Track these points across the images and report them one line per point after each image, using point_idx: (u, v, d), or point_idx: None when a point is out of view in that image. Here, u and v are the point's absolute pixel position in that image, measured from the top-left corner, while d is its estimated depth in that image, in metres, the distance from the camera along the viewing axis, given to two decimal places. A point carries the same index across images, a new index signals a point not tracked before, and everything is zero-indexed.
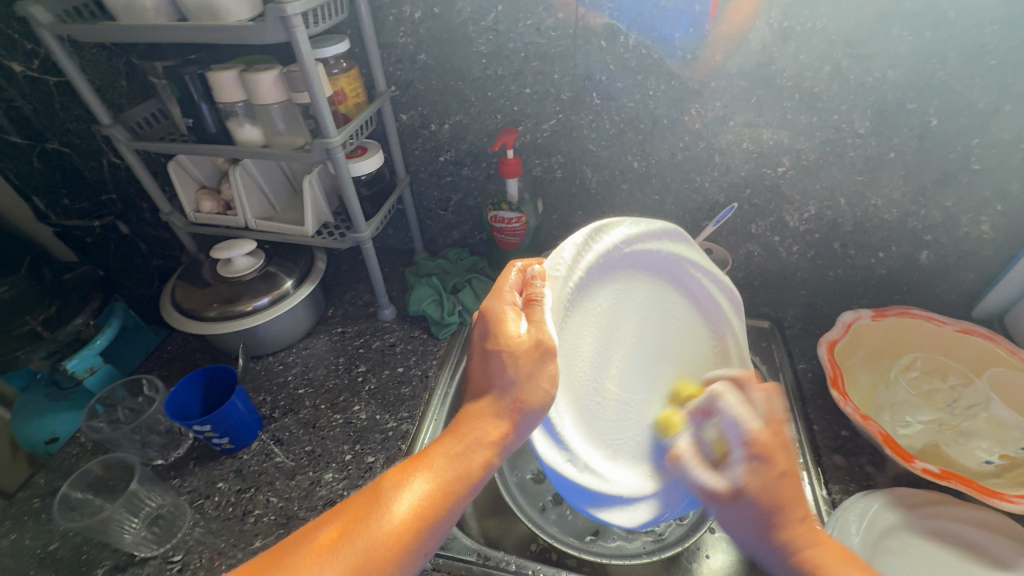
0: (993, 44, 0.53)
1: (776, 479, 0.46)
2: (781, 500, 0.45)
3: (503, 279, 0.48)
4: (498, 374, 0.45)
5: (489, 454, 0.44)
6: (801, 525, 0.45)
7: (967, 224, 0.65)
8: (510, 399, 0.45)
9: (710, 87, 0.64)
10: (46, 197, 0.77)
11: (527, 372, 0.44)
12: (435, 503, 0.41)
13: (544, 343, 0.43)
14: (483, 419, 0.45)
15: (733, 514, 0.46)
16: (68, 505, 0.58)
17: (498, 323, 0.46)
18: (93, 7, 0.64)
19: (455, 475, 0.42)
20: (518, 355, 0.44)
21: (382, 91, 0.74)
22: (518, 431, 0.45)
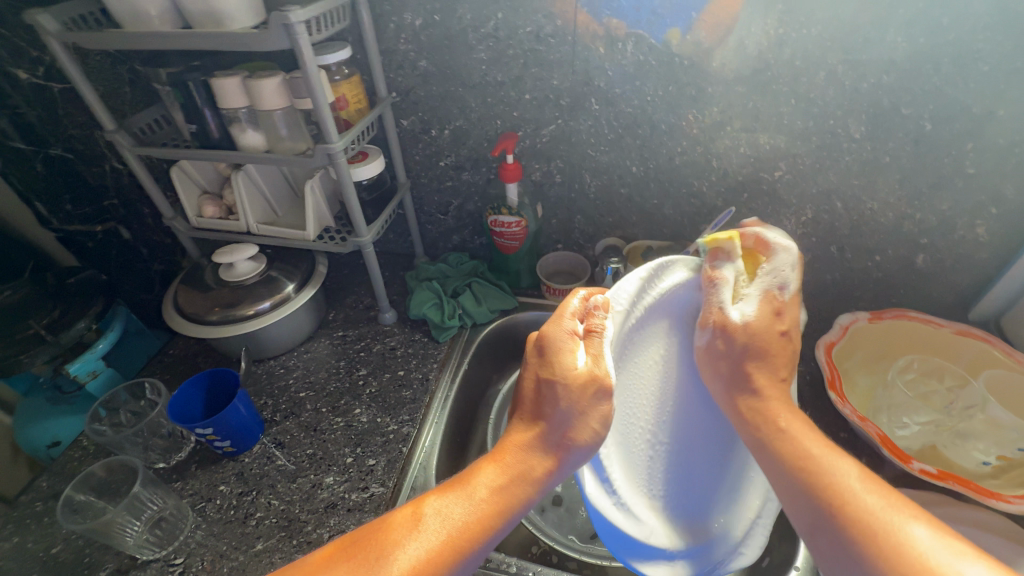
0: (986, 50, 0.53)
1: (779, 334, 0.50)
2: (768, 351, 0.50)
3: (565, 305, 0.51)
4: (550, 406, 0.46)
5: (531, 488, 0.43)
6: (779, 383, 0.49)
7: (963, 228, 0.66)
8: (559, 435, 0.45)
9: (708, 92, 0.64)
10: (48, 202, 0.77)
11: (581, 408, 0.45)
12: (472, 535, 0.39)
13: (601, 381, 0.46)
14: (528, 452, 0.45)
15: (724, 349, 0.50)
16: (71, 508, 0.59)
17: (556, 353, 0.48)
18: (98, 15, 0.65)
19: (496, 509, 0.41)
20: (575, 389, 0.46)
21: (383, 97, 0.75)
22: (562, 469, 0.45)
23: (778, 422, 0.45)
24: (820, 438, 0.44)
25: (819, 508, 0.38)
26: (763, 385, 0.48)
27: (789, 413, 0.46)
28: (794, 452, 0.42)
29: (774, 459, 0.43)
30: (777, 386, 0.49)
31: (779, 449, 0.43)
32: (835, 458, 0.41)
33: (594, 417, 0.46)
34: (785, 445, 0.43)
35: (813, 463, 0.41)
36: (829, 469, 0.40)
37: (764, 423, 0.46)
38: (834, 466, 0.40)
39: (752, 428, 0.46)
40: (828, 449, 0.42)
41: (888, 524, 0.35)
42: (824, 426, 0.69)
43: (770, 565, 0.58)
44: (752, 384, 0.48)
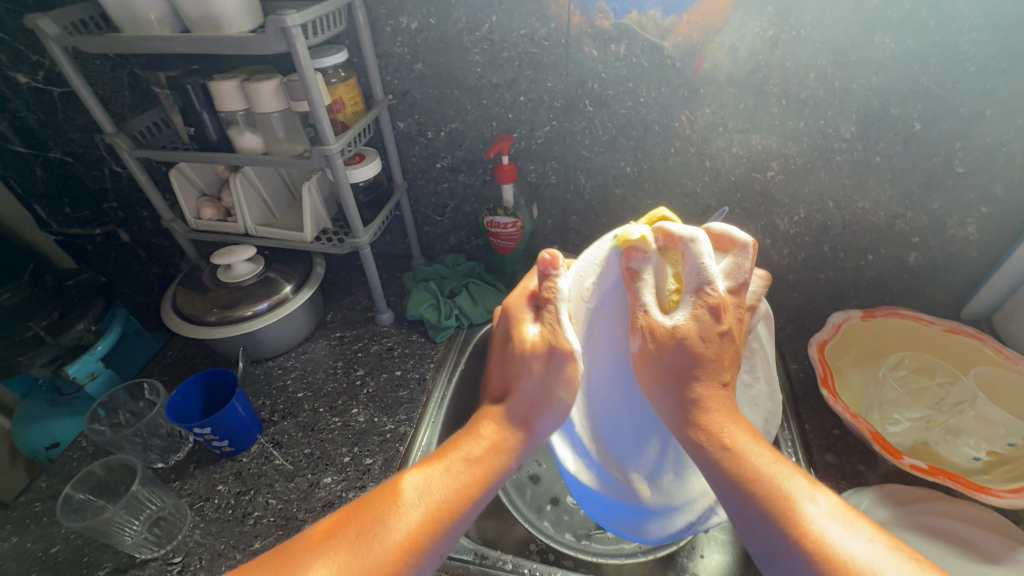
0: (973, 50, 0.54)
1: (720, 332, 0.44)
2: (714, 356, 0.44)
3: (524, 284, 0.53)
4: (515, 378, 0.48)
5: (508, 457, 0.45)
6: (721, 389, 0.44)
7: (954, 226, 0.66)
8: (527, 402, 0.47)
9: (700, 92, 0.65)
10: (48, 205, 0.78)
11: (541, 374, 0.47)
12: (453, 506, 0.40)
13: (556, 348, 0.47)
14: (501, 425, 0.46)
15: (666, 360, 0.45)
16: (71, 507, 0.60)
17: (516, 324, 0.50)
18: (98, 19, 0.66)
19: (475, 480, 0.42)
20: (531, 356, 0.48)
21: (380, 100, 0.76)
22: (533, 437, 0.47)
23: (722, 437, 0.41)
24: (766, 450, 0.41)
25: (774, 536, 0.36)
26: (700, 396, 0.43)
27: (739, 428, 0.42)
28: (743, 471, 0.39)
29: (719, 474, 0.40)
30: (716, 390, 0.44)
31: (731, 470, 0.39)
32: (788, 475, 0.38)
33: (556, 382, 0.47)
34: (733, 461, 0.40)
35: (763, 481, 0.38)
36: (780, 488, 0.38)
37: (707, 438, 0.41)
38: (786, 484, 0.38)
39: (699, 442, 0.42)
40: (779, 462, 0.40)
41: (843, 552, 0.33)
42: (818, 423, 0.69)
43: None
44: (688, 391, 0.44)
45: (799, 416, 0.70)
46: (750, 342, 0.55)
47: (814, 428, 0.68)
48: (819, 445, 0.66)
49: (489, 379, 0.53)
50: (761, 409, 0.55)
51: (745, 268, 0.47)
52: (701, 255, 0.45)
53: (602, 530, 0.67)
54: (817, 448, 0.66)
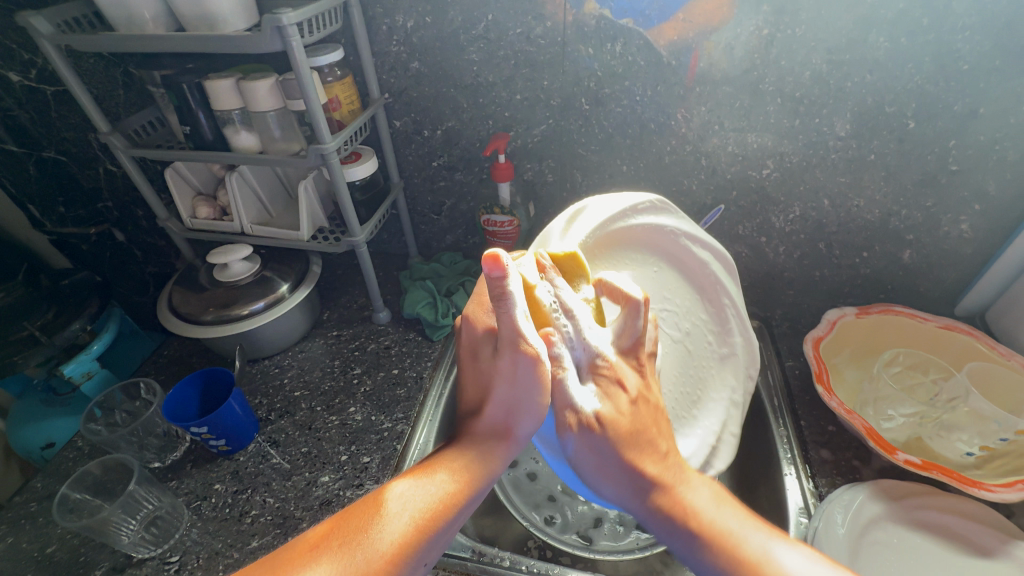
0: (966, 48, 0.55)
1: (633, 403, 0.47)
2: (642, 428, 0.46)
3: (483, 290, 0.52)
4: (489, 389, 0.47)
5: (491, 468, 0.45)
6: (664, 462, 0.46)
7: (948, 224, 0.67)
8: (504, 411, 0.46)
9: (695, 91, 0.66)
10: (41, 205, 0.77)
11: (511, 383, 0.45)
12: (438, 515, 0.41)
13: (520, 354, 0.43)
14: (483, 433, 0.46)
15: (597, 451, 0.45)
16: (66, 507, 0.59)
17: (483, 332, 0.49)
18: (92, 18, 0.66)
19: (459, 489, 0.43)
20: (501, 371, 0.45)
21: (376, 99, 0.76)
22: (516, 442, 0.46)
23: (689, 519, 0.43)
24: (729, 513, 0.44)
25: None
26: (654, 479, 0.44)
27: (697, 493, 0.45)
28: (722, 551, 0.41)
29: (705, 559, 0.42)
30: (662, 465, 0.46)
31: (709, 552, 0.42)
32: (762, 542, 0.42)
33: (528, 389, 0.44)
34: (712, 545, 0.42)
35: (746, 560, 0.41)
36: (764, 562, 0.40)
37: (677, 524, 0.43)
38: (767, 558, 0.40)
39: (673, 530, 0.43)
40: (743, 521, 0.44)
41: None
42: (814, 419, 0.69)
43: None
44: (643, 479, 0.44)
45: (795, 412, 0.70)
46: (725, 304, 0.60)
47: (810, 424, 0.69)
48: (815, 441, 0.67)
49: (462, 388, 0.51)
50: (743, 361, 0.60)
51: (637, 326, 0.49)
52: (581, 333, 0.48)
53: (600, 526, 0.67)
54: (812, 444, 0.66)
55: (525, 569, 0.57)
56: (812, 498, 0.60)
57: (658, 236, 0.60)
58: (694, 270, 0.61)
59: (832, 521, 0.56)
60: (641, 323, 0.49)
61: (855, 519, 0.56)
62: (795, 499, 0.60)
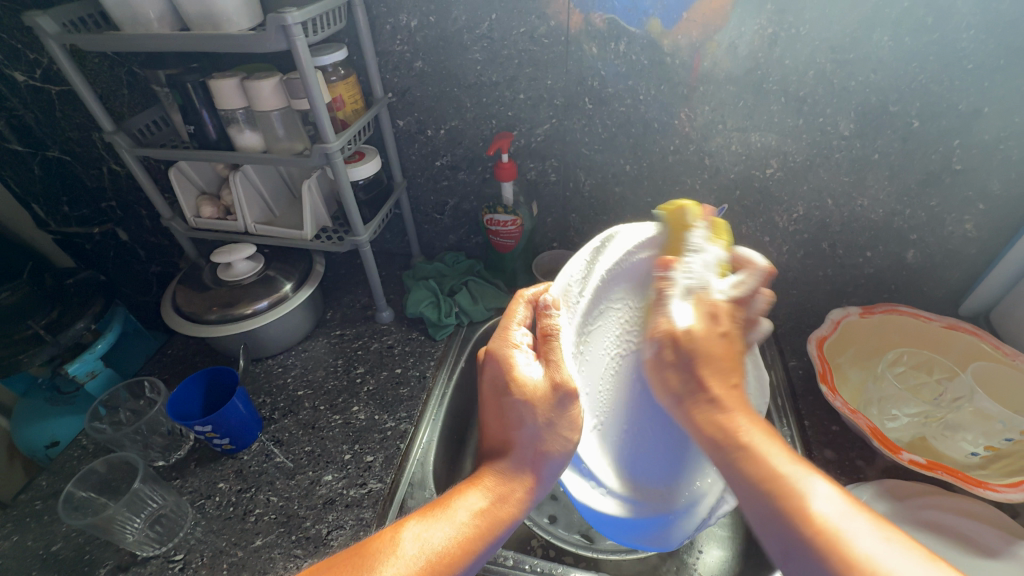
0: (971, 48, 0.55)
1: (722, 333, 0.44)
2: (715, 354, 0.43)
3: (513, 313, 0.51)
4: (515, 426, 0.46)
5: (514, 509, 0.43)
6: (735, 389, 0.42)
7: (952, 224, 0.67)
8: (531, 450, 0.45)
9: (699, 91, 0.65)
10: (46, 205, 0.78)
11: (544, 420, 0.45)
12: (453, 560, 0.39)
13: (560, 387, 0.45)
14: (505, 474, 0.45)
15: (673, 367, 0.43)
16: (72, 505, 0.60)
17: (508, 368, 0.47)
18: (97, 17, 0.66)
19: (478, 534, 0.41)
20: (533, 404, 0.45)
21: (380, 98, 0.76)
22: (541, 484, 0.45)
23: (736, 436, 0.39)
24: (779, 445, 0.38)
25: (794, 536, 0.34)
26: (716, 397, 0.41)
27: (749, 420, 0.40)
28: (755, 467, 0.37)
29: (726, 470, 0.38)
30: (729, 389, 0.42)
31: (739, 465, 0.37)
32: (805, 474, 0.36)
33: (561, 425, 0.46)
34: (751, 461, 0.37)
35: (776, 479, 0.36)
36: (795, 488, 0.35)
37: (723, 441, 0.39)
38: (798, 484, 0.36)
39: (711, 443, 0.40)
40: (789, 455, 0.38)
41: (864, 558, 0.31)
42: (817, 419, 0.69)
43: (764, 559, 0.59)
44: (709, 395, 0.41)
45: (799, 411, 0.70)
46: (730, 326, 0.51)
47: (813, 424, 0.69)
48: (819, 441, 0.67)
49: (485, 423, 0.50)
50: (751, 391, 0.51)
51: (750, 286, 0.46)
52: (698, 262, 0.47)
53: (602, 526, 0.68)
54: (816, 444, 0.66)
55: (529, 568, 0.57)
56: None
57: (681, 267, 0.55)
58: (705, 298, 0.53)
59: None
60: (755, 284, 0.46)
61: None
62: None
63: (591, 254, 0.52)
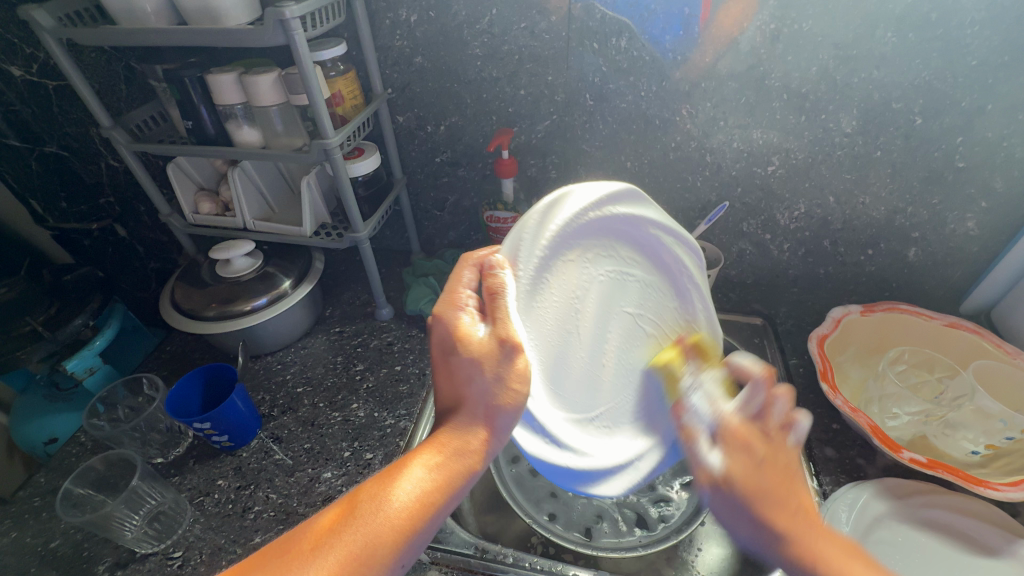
0: (975, 45, 0.54)
1: (761, 463, 0.41)
2: (770, 487, 0.40)
3: (458, 278, 0.48)
4: (465, 382, 0.44)
5: (471, 461, 0.42)
6: (797, 514, 0.39)
7: (954, 222, 0.67)
8: (483, 405, 0.44)
9: (700, 87, 0.65)
10: (44, 199, 0.77)
11: (493, 374, 0.44)
12: (414, 515, 0.39)
13: (505, 342, 0.44)
14: (459, 428, 0.44)
15: (723, 506, 0.41)
16: (70, 501, 0.60)
17: (455, 329, 0.45)
18: (93, 11, 0.65)
19: (436, 487, 0.40)
20: (480, 360, 0.44)
21: (379, 94, 0.75)
22: (497, 436, 0.44)
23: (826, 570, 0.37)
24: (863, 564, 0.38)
25: None
26: (787, 533, 0.38)
27: (832, 542, 0.38)
28: None
29: None
30: (799, 521, 0.39)
31: None
32: None
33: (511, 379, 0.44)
34: None
35: None
36: None
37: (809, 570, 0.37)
38: None
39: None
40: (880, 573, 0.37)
41: None
42: (817, 417, 0.69)
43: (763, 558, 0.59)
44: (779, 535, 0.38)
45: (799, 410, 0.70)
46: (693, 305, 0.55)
47: (813, 422, 0.69)
48: (819, 439, 0.66)
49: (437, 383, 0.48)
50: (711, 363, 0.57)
51: (759, 400, 0.45)
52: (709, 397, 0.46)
53: (602, 524, 0.67)
54: (816, 442, 0.66)
55: (527, 564, 0.58)
56: (815, 497, 0.60)
57: (631, 228, 0.53)
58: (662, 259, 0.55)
59: (836, 519, 0.56)
60: (766, 395, 0.44)
61: (859, 518, 0.56)
62: None
63: (544, 210, 0.49)
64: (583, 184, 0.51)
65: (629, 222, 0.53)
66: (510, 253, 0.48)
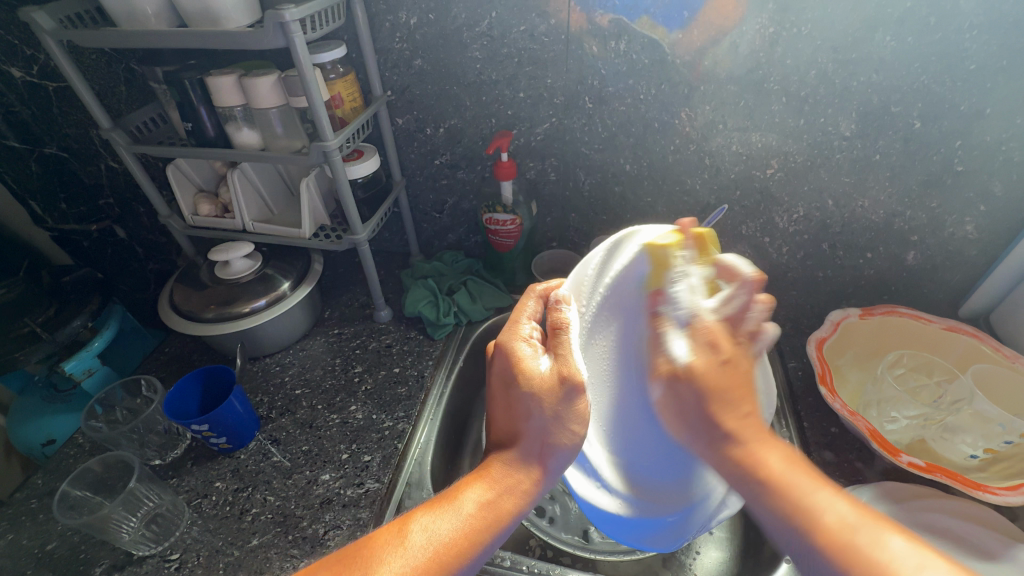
0: (973, 49, 0.54)
1: (723, 363, 0.40)
2: (727, 389, 0.40)
3: (523, 309, 0.51)
4: (523, 417, 0.45)
5: (520, 501, 0.42)
6: (746, 420, 0.40)
7: (952, 225, 0.67)
8: (537, 443, 0.44)
9: (700, 90, 0.65)
10: (44, 201, 0.77)
11: (550, 412, 0.44)
12: (459, 552, 0.38)
13: (566, 380, 0.44)
14: (511, 465, 0.44)
15: (676, 399, 0.41)
16: (67, 503, 0.60)
17: (516, 360, 0.46)
18: (94, 13, 0.66)
19: (483, 524, 0.40)
20: (540, 395, 0.44)
21: (379, 96, 0.75)
22: (548, 477, 0.44)
23: (761, 470, 0.37)
24: (801, 468, 0.38)
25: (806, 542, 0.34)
26: (730, 434, 0.39)
27: (775, 451, 0.38)
28: (786, 497, 0.36)
29: (768, 510, 0.36)
30: (744, 423, 0.39)
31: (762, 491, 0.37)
32: (826, 495, 0.35)
33: (567, 418, 0.44)
34: (774, 493, 0.36)
35: (803, 507, 0.35)
36: (812, 504, 0.35)
37: (745, 473, 0.38)
38: (817, 499, 0.35)
39: (740, 482, 0.38)
40: (819, 482, 0.36)
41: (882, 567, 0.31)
42: (816, 421, 0.69)
43: (761, 562, 0.58)
44: (717, 432, 0.39)
45: (797, 413, 0.70)
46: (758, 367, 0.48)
47: (812, 425, 0.68)
48: (817, 442, 0.66)
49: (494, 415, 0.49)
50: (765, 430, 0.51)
51: (739, 300, 0.41)
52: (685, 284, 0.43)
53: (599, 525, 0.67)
54: (815, 445, 0.66)
55: (527, 568, 0.57)
56: None
57: None
58: None
59: None
60: (747, 300, 0.41)
61: None
62: None
63: (607, 250, 0.50)
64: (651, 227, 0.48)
65: None
66: (573, 289, 0.51)
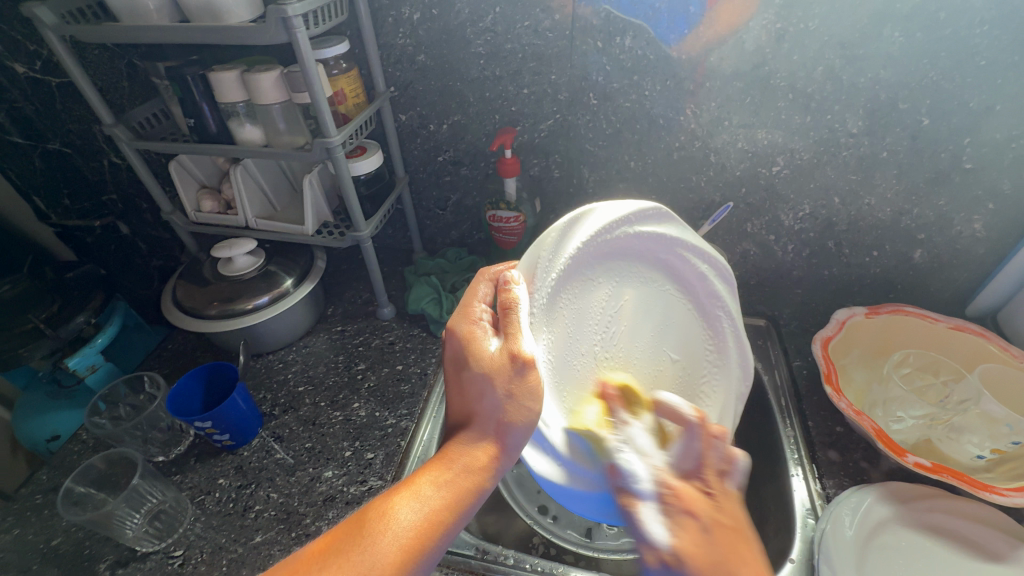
0: (983, 44, 0.54)
1: (706, 531, 0.38)
2: (724, 558, 0.36)
3: (473, 294, 0.50)
4: (477, 397, 0.45)
5: (480, 478, 0.42)
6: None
7: (960, 223, 0.66)
8: (494, 421, 0.44)
9: (705, 87, 0.65)
10: (47, 197, 0.78)
11: (504, 391, 0.44)
12: (423, 535, 0.38)
13: (516, 358, 0.44)
14: (468, 444, 0.44)
15: None
16: (71, 500, 0.60)
17: (469, 340, 0.46)
18: (96, 9, 0.65)
19: (445, 505, 0.40)
20: (493, 375, 0.44)
21: (382, 92, 0.75)
22: (507, 453, 0.44)
23: None
24: None
25: None
26: None
27: None
28: None
29: None
30: None
31: None
32: None
33: (520, 395, 0.44)
34: None
35: None
36: None
37: None
38: None
39: None
40: None
41: None
42: (821, 420, 0.69)
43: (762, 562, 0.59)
44: None
45: (802, 412, 0.70)
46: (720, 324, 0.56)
47: (817, 425, 0.68)
48: (822, 442, 0.66)
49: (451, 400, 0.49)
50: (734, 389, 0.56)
51: (692, 447, 0.45)
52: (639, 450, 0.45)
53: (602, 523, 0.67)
54: (819, 445, 0.66)
55: (529, 567, 0.57)
56: (818, 500, 0.60)
57: (660, 248, 0.55)
58: (687, 279, 0.56)
59: (840, 523, 0.55)
60: (699, 443, 0.45)
61: (862, 522, 0.55)
62: (802, 498, 0.59)
63: (570, 222, 0.49)
64: (611, 203, 0.51)
65: (654, 239, 0.54)
66: (526, 269, 0.49)
